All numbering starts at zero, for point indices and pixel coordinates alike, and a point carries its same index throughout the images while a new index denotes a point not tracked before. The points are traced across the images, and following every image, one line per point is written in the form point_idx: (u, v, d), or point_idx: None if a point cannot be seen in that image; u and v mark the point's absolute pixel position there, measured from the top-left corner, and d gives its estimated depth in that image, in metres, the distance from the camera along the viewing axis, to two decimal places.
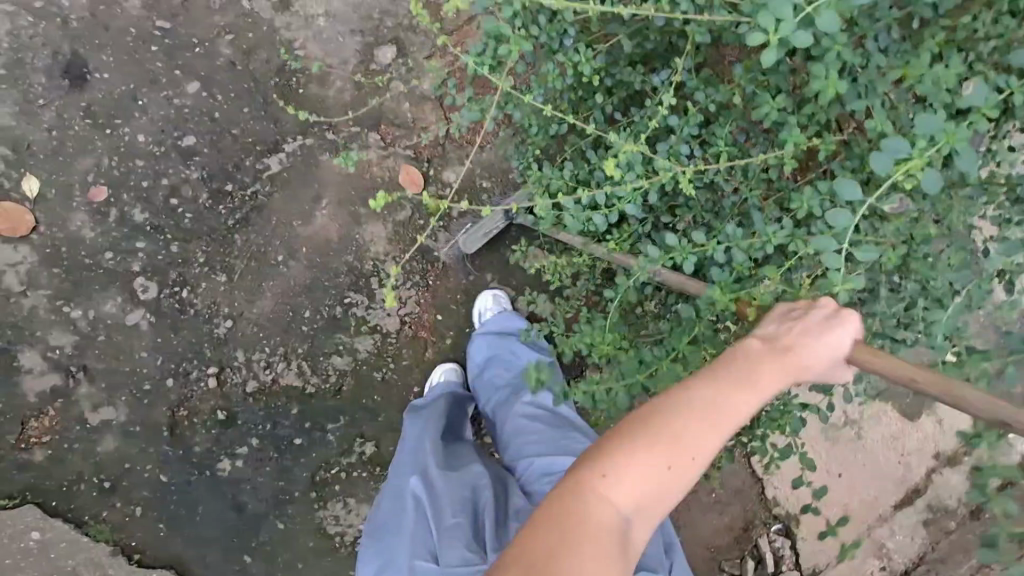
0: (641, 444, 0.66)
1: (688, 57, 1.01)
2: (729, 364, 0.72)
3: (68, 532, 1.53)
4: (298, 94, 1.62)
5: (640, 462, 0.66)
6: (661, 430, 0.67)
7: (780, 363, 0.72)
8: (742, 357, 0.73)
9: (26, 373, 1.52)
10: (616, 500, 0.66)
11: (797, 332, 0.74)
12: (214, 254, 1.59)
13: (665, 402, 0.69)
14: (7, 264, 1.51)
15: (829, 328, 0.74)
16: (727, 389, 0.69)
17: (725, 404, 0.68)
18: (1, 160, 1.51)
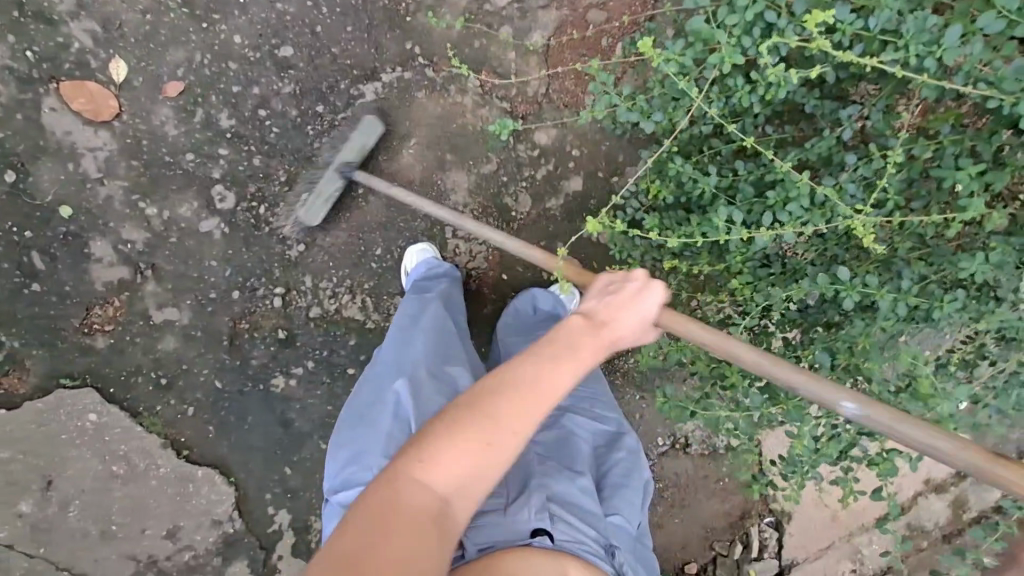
0: (463, 421, 0.79)
1: (881, 97, 0.98)
2: (553, 347, 0.86)
3: (124, 420, 1.57)
4: (405, 21, 1.55)
5: (461, 446, 0.77)
6: (507, 395, 0.80)
7: (598, 334, 0.90)
8: (566, 332, 0.89)
9: (94, 261, 1.50)
10: (433, 482, 0.76)
11: (610, 313, 0.94)
12: (296, 174, 1.56)
13: (493, 380, 0.82)
14: (84, 147, 1.45)
15: (632, 304, 0.96)
16: (557, 356, 0.85)
17: (549, 368, 0.83)
18: (90, 36, 1.42)
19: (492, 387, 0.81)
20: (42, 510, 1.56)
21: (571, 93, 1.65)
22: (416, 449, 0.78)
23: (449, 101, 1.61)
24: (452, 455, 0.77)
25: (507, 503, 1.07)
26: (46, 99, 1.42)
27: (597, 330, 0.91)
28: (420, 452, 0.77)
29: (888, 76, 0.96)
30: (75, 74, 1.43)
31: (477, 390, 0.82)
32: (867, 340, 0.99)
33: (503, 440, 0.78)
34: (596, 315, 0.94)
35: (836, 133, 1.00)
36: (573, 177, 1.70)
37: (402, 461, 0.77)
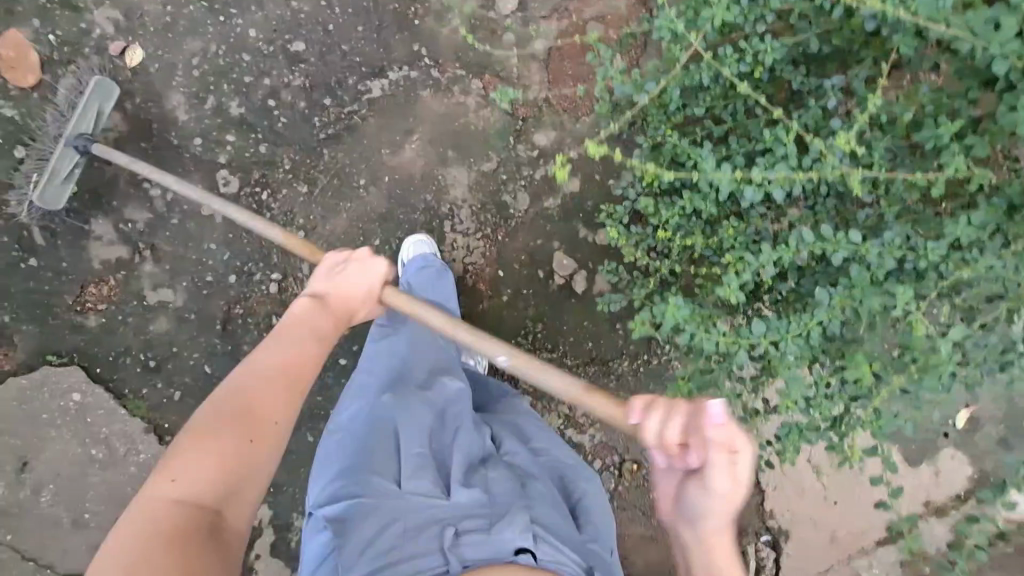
0: (215, 431, 0.86)
1: (864, 69, 1.05)
2: (290, 339, 1.03)
3: (108, 401, 1.54)
4: (413, 25, 1.64)
5: (207, 449, 0.84)
6: (247, 398, 0.91)
7: (330, 313, 1.13)
8: (297, 322, 1.08)
9: (94, 238, 1.51)
10: (193, 487, 0.81)
11: (341, 298, 1.16)
12: (301, 163, 1.60)
13: (235, 386, 0.93)
14: (96, 127, 1.49)
15: (352, 285, 1.18)
16: (293, 349, 1.00)
17: (285, 361, 0.99)
18: (112, 23, 1.48)
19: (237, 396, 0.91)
20: (14, 494, 1.52)
21: (570, 99, 1.74)
22: (167, 467, 0.82)
23: (452, 101, 1.68)
24: (193, 465, 0.82)
25: (489, 522, 0.96)
26: (64, 80, 1.47)
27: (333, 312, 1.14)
28: (168, 473, 0.82)
29: (868, 49, 1.04)
30: (94, 59, 1.48)
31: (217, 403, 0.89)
32: (867, 281, 0.96)
33: (257, 422, 0.89)
34: (327, 300, 1.15)
35: (822, 102, 1.06)
36: (570, 178, 1.76)
37: (150, 488, 0.81)
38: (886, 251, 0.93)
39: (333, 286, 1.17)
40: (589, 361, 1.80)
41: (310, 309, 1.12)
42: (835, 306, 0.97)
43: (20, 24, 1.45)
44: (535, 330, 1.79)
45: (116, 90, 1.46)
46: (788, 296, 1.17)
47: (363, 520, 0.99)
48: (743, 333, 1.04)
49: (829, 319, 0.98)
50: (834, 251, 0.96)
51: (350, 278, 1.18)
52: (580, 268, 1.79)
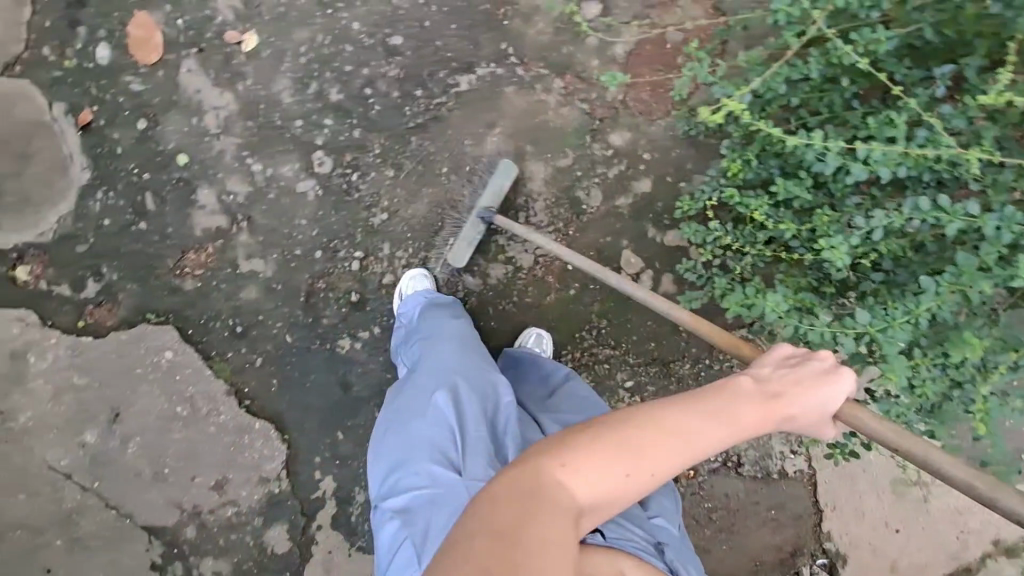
0: (625, 446, 0.79)
1: (973, 61, 1.08)
2: (720, 399, 0.86)
3: (196, 361, 1.63)
4: (502, 25, 1.72)
5: (603, 458, 0.79)
6: (660, 425, 0.81)
7: (770, 407, 0.88)
8: (743, 395, 0.88)
9: (198, 208, 1.62)
10: (579, 489, 0.77)
11: (786, 386, 0.92)
12: (389, 148, 1.69)
13: (647, 407, 0.83)
14: (209, 105, 1.61)
15: (811, 383, 0.92)
16: (734, 405, 0.86)
17: (710, 425, 0.83)
18: (233, 11, 1.60)
19: (651, 419, 0.81)
20: (104, 443, 1.60)
21: (646, 103, 1.79)
22: (565, 449, 0.80)
23: (534, 99, 1.75)
24: (597, 468, 0.78)
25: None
26: (186, 61, 1.59)
27: (773, 407, 0.89)
28: (563, 454, 0.79)
29: (979, 40, 1.08)
30: (214, 42, 1.60)
31: (639, 417, 0.82)
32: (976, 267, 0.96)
33: (653, 468, 0.79)
34: (770, 385, 0.92)
35: (930, 90, 1.08)
36: (642, 179, 1.80)
37: (549, 460, 0.79)
38: (1001, 228, 0.94)
39: (791, 372, 0.93)
40: (651, 361, 1.84)
41: (751, 387, 0.90)
42: (943, 293, 0.97)
43: (153, 8, 1.57)
44: (600, 325, 1.82)
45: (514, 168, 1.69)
46: (881, 287, 1.17)
47: (433, 509, 1.13)
48: (848, 322, 1.04)
49: (938, 306, 0.99)
50: (948, 225, 0.97)
51: (807, 369, 0.94)
52: (648, 267, 1.82)
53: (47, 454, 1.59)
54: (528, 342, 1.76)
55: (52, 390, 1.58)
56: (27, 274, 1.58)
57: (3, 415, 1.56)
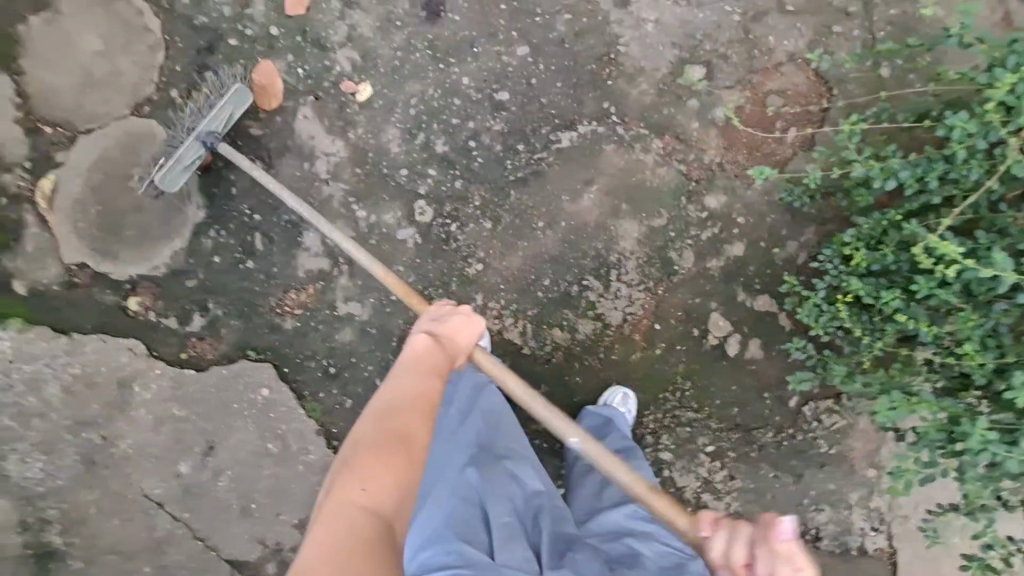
0: (384, 444, 1.04)
1: None
2: (413, 366, 1.20)
3: (291, 400, 1.67)
4: (607, 85, 1.73)
5: (376, 459, 1.01)
6: (394, 410, 1.11)
7: (445, 351, 1.25)
8: (418, 355, 1.22)
9: (304, 250, 1.66)
10: (371, 493, 0.98)
11: (449, 335, 1.28)
12: (489, 201, 1.72)
13: (384, 401, 1.13)
14: (322, 152, 1.66)
15: (458, 329, 1.29)
16: (415, 365, 1.20)
17: (416, 388, 1.15)
18: (350, 62, 1.66)
19: (393, 409, 1.11)
20: (198, 475, 1.65)
21: (743, 166, 1.77)
22: (353, 476, 0.99)
23: (632, 157, 1.75)
24: (374, 474, 0.99)
25: None
26: (302, 109, 1.65)
27: (445, 351, 1.26)
28: (360, 482, 0.98)
29: None
30: (331, 92, 1.65)
31: (384, 413, 1.10)
32: None
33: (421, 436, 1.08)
34: (439, 336, 1.27)
35: None
36: (736, 242, 1.78)
37: (342, 488, 0.98)
38: None
39: (441, 325, 1.29)
40: (734, 427, 1.80)
41: (431, 346, 1.24)
42: None
43: (276, 57, 1.64)
44: (682, 387, 1.80)
45: (250, 97, 1.58)
46: None
47: None
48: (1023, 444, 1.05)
49: None
50: None
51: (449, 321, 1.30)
52: (735, 331, 1.80)
53: (144, 482, 1.64)
54: (614, 400, 1.72)
55: (153, 420, 1.63)
56: (138, 305, 1.64)
57: (107, 440, 1.62)
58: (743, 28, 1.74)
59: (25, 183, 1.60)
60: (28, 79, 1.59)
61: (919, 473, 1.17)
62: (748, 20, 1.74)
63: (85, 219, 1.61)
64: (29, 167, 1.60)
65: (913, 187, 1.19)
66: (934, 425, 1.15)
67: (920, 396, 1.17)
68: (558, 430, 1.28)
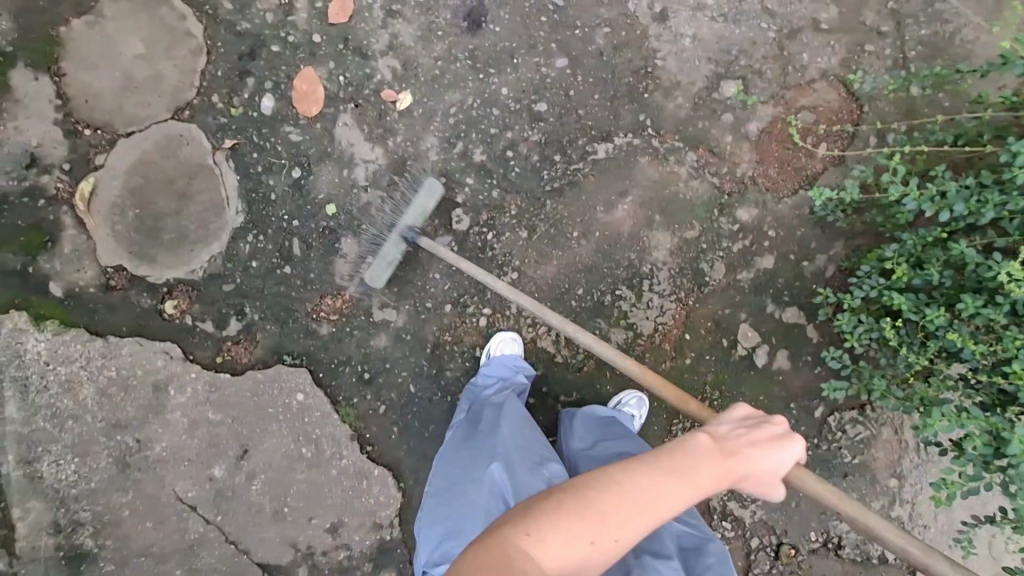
0: (579, 516, 0.86)
1: None
2: (674, 464, 0.95)
3: (325, 405, 1.67)
4: (643, 97, 1.75)
5: (567, 529, 0.84)
6: (619, 494, 0.88)
7: (720, 467, 0.98)
8: (692, 453, 0.98)
9: (341, 256, 1.67)
10: (547, 557, 0.83)
11: (740, 451, 1.02)
12: (525, 210, 1.73)
13: (606, 478, 0.91)
14: (361, 159, 1.67)
15: (756, 452, 1.03)
16: (681, 461, 0.95)
17: (657, 485, 0.90)
18: (391, 71, 1.68)
19: (619, 486, 0.89)
20: (231, 478, 1.64)
21: (774, 179, 1.77)
22: (536, 524, 0.85)
23: (667, 169, 1.76)
24: (562, 541, 0.84)
25: None
26: (342, 116, 1.67)
27: (722, 462, 0.99)
28: (528, 526, 0.85)
29: None
30: (371, 100, 1.67)
31: (597, 478, 0.91)
32: None
33: (618, 536, 0.86)
34: (725, 444, 1.02)
35: None
36: (766, 255, 1.79)
37: (515, 530, 0.85)
38: None
39: (745, 434, 1.06)
40: None
41: (709, 448, 1.00)
42: None
43: (318, 64, 1.66)
44: (712, 397, 1.80)
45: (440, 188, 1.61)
46: None
47: None
48: None
49: None
50: None
51: (758, 433, 1.07)
52: (764, 342, 1.80)
53: (177, 485, 1.63)
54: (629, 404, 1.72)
55: (188, 422, 1.64)
56: (174, 308, 1.64)
57: (141, 443, 1.62)
58: (778, 44, 1.76)
59: (65, 185, 1.61)
60: (70, 81, 1.61)
61: (963, 485, 1.21)
62: (784, 38, 1.75)
63: (123, 222, 1.62)
64: (68, 169, 1.61)
65: (965, 212, 1.21)
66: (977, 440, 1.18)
67: (966, 413, 1.19)
68: (854, 516, 1.13)
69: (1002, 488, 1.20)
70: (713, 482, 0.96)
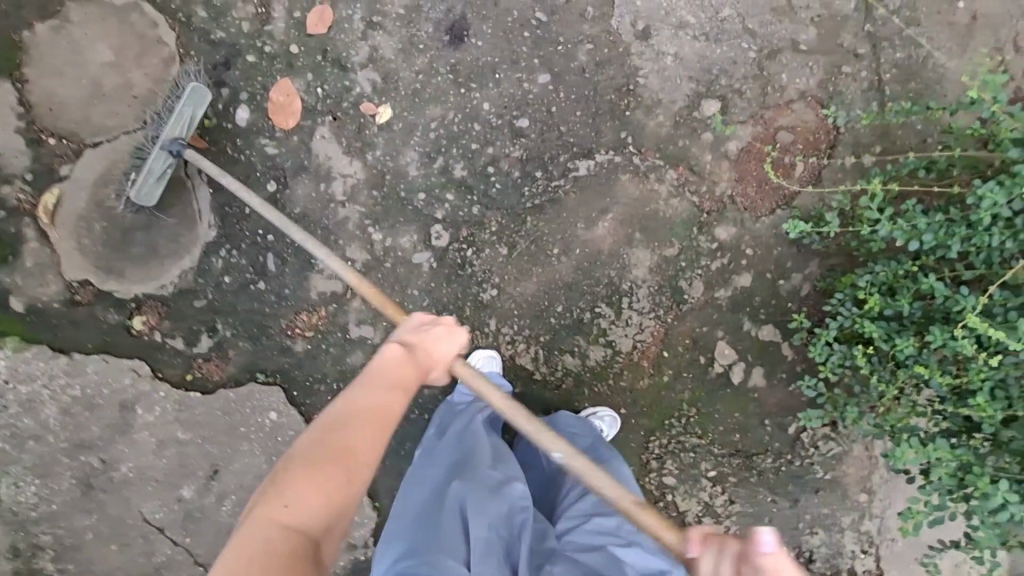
0: (314, 470, 0.88)
1: None
2: (382, 376, 1.04)
3: (299, 424, 1.62)
4: (624, 115, 1.75)
5: (309, 487, 0.87)
6: (344, 426, 0.94)
7: (411, 365, 1.09)
8: (388, 362, 1.07)
9: (317, 271, 1.62)
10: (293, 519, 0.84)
11: (426, 349, 1.13)
12: (506, 227, 1.72)
13: (333, 421, 0.95)
14: (339, 173, 1.65)
15: (436, 342, 1.14)
16: (387, 374, 1.05)
17: (380, 400, 1.00)
18: (370, 84, 1.65)
19: (345, 417, 0.96)
20: (199, 499, 1.60)
21: (753, 198, 1.78)
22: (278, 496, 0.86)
23: (647, 187, 1.76)
24: (303, 495, 0.86)
25: None
26: (320, 128, 1.64)
27: (418, 361, 1.10)
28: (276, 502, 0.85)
29: None
30: (350, 113, 1.64)
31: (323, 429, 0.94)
32: None
33: (359, 456, 0.92)
34: (409, 348, 1.11)
35: None
36: (744, 273, 1.79)
37: (263, 510, 0.84)
38: None
39: (421, 336, 1.14)
40: (736, 452, 1.82)
41: (401, 352, 1.09)
42: None
43: (296, 75, 1.63)
44: (689, 414, 1.81)
45: (208, 94, 1.50)
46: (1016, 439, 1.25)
47: None
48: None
49: None
50: None
51: (431, 330, 1.15)
52: (740, 359, 1.81)
53: (144, 506, 1.58)
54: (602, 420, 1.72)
55: (156, 442, 1.59)
56: (142, 324, 1.59)
57: (106, 464, 1.57)
58: (759, 64, 1.77)
59: (27, 196, 1.56)
60: (33, 88, 1.56)
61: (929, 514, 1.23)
62: (764, 58, 1.77)
63: (89, 235, 1.56)
64: (31, 179, 1.56)
65: (934, 245, 1.23)
66: (942, 471, 1.20)
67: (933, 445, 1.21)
68: None
69: (966, 517, 1.23)
70: (415, 382, 1.07)
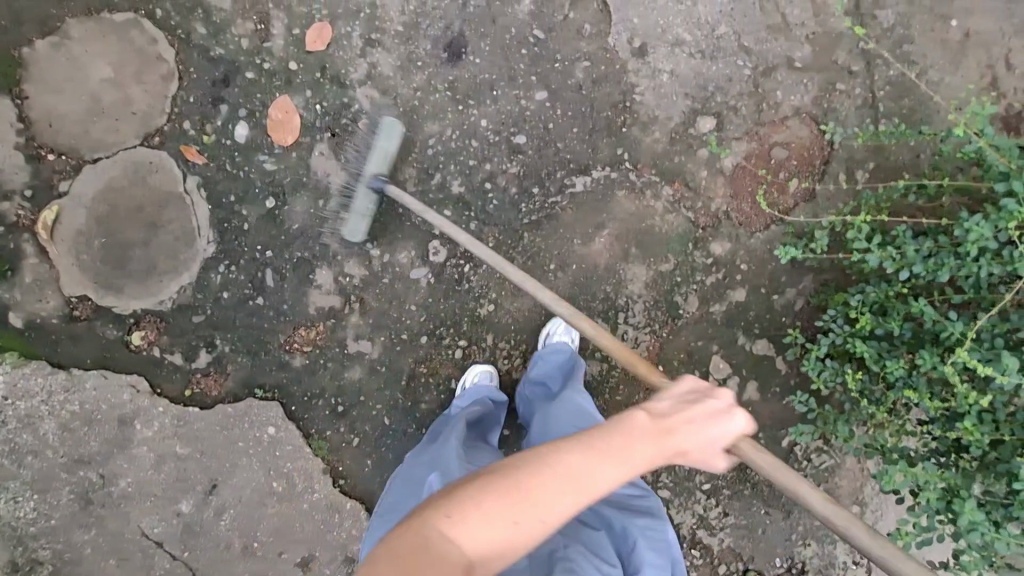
0: (496, 496, 0.77)
1: None
2: (619, 438, 0.88)
3: (297, 438, 1.64)
4: (621, 131, 1.76)
5: (486, 511, 0.75)
6: (550, 470, 0.80)
7: (659, 443, 0.90)
8: (636, 427, 0.90)
9: (315, 287, 1.64)
10: (461, 542, 0.73)
11: (681, 423, 0.94)
12: (503, 243, 1.73)
13: (534, 454, 0.82)
14: None
15: (699, 424, 0.96)
16: (630, 440, 0.88)
17: (598, 456, 0.84)
18: (369, 101, 1.66)
19: (558, 464, 0.81)
20: (198, 513, 1.61)
21: (747, 214, 1.79)
22: (453, 509, 0.75)
23: (644, 203, 1.78)
24: (478, 519, 0.75)
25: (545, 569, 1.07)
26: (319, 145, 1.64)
27: (665, 434, 0.92)
28: (447, 510, 0.75)
29: None
30: (349, 128, 1.65)
31: (519, 460, 0.82)
32: None
33: (550, 511, 0.78)
34: (663, 420, 0.94)
35: None
36: (738, 288, 1.81)
37: (430, 518, 0.74)
38: None
39: (684, 411, 0.97)
40: None
41: (649, 421, 0.92)
42: None
43: (294, 92, 1.63)
44: None
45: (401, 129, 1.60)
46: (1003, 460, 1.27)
47: None
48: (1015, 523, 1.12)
49: None
50: None
51: (698, 407, 0.98)
52: (735, 373, 1.83)
53: (142, 521, 1.59)
54: None
55: (154, 457, 1.60)
56: (141, 339, 1.60)
57: (104, 479, 1.58)
58: (754, 81, 1.79)
59: (26, 212, 1.57)
60: (33, 105, 1.56)
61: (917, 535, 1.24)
62: (759, 75, 1.78)
63: (89, 251, 1.57)
64: (30, 196, 1.57)
65: (924, 273, 1.24)
66: (929, 495, 1.21)
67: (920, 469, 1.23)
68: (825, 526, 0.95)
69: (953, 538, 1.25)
70: (659, 460, 0.89)
